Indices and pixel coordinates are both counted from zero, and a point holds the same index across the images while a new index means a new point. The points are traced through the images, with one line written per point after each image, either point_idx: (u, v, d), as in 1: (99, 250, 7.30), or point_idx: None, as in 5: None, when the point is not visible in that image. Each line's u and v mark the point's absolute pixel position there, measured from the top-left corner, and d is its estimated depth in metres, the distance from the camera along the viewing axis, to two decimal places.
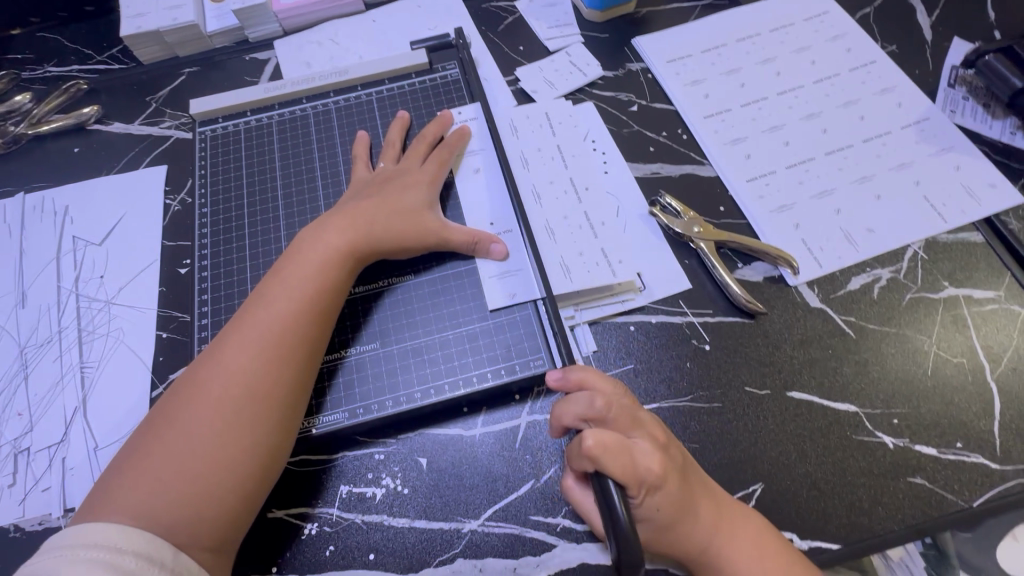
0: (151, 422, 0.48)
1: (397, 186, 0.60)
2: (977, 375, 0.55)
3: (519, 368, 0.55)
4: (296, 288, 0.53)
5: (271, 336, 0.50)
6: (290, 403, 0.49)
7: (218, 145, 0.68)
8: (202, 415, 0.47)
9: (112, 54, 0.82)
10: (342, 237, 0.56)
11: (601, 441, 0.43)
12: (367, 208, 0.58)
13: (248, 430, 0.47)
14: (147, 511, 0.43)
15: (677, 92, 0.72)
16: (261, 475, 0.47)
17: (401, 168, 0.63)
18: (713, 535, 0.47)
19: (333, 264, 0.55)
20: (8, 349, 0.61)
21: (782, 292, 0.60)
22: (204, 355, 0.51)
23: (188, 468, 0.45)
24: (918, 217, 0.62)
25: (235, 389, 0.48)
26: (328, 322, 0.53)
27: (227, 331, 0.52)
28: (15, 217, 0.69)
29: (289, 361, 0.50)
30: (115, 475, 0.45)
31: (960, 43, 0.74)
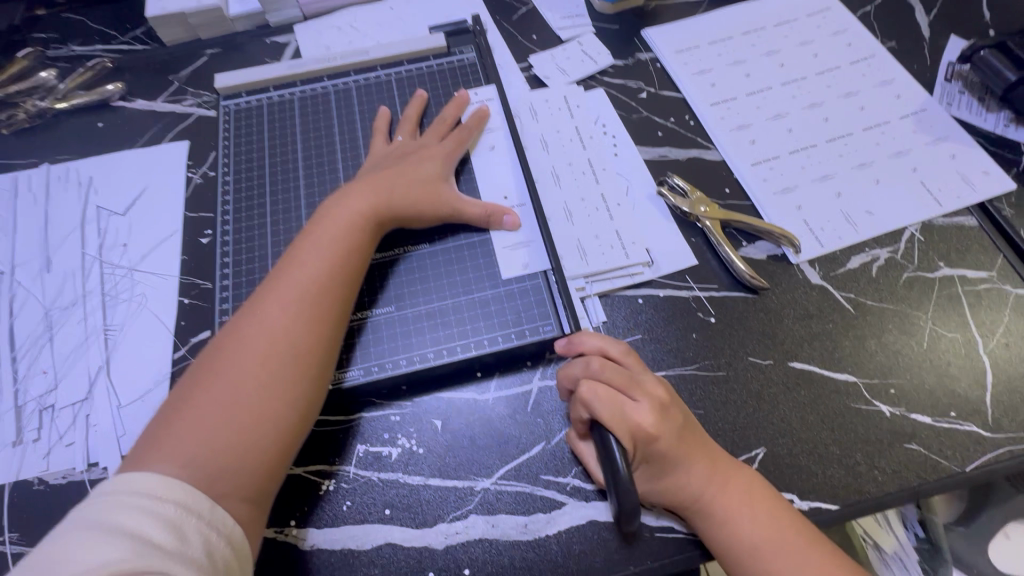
0: (190, 380, 0.49)
1: (417, 158, 0.63)
2: (970, 349, 0.58)
3: (530, 334, 0.57)
4: (327, 252, 0.55)
5: (306, 300, 0.52)
6: (324, 362, 0.51)
7: (241, 120, 0.70)
8: (242, 372, 0.48)
9: (135, 35, 0.84)
10: (368, 208, 0.58)
11: (594, 391, 0.49)
12: (391, 177, 0.61)
13: (285, 387, 0.49)
14: (189, 463, 0.44)
15: (684, 81, 0.75)
16: (297, 431, 0.49)
17: (421, 142, 0.65)
18: (707, 487, 0.49)
19: (361, 231, 0.57)
20: (34, 312, 0.62)
21: (784, 270, 0.62)
22: (239, 316, 0.52)
23: (229, 423, 0.46)
24: (915, 201, 0.65)
25: (273, 347, 0.49)
26: (356, 286, 0.55)
27: (260, 293, 0.53)
28: (40, 187, 0.71)
29: (323, 321, 0.52)
30: (157, 430, 0.46)
31: (956, 40, 0.77)
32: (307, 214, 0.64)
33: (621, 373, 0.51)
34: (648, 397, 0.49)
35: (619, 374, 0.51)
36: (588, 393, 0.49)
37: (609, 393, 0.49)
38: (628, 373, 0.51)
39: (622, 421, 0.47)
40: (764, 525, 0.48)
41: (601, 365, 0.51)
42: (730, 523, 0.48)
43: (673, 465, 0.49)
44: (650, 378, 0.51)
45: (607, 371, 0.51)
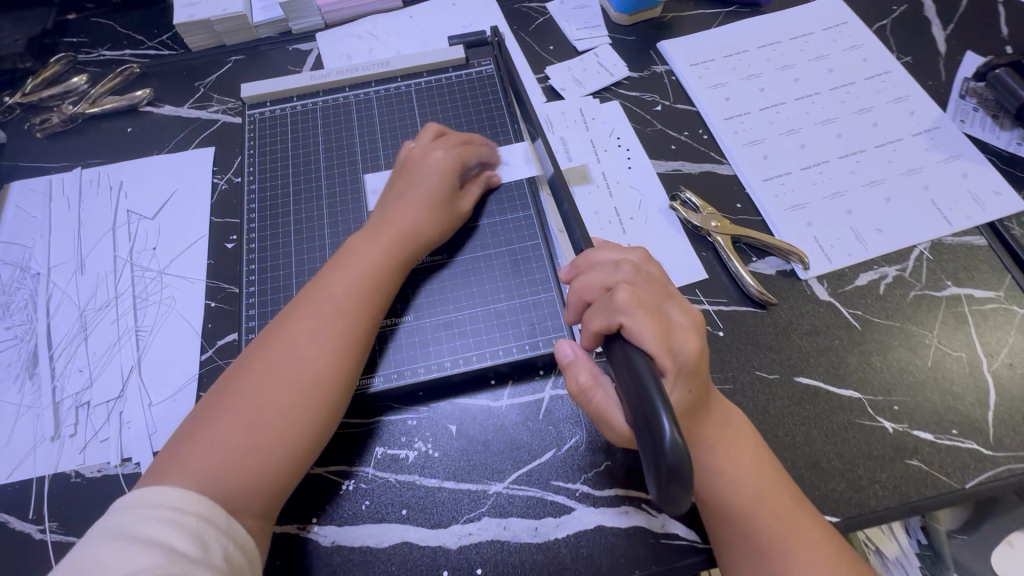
0: (212, 398, 0.51)
1: (433, 187, 0.61)
2: (974, 367, 0.59)
3: (542, 345, 0.59)
4: (352, 283, 0.55)
5: (327, 325, 0.53)
6: (346, 387, 0.53)
7: (265, 128, 0.72)
8: (263, 399, 0.50)
9: (162, 41, 0.86)
10: (392, 234, 0.58)
11: (636, 296, 0.43)
12: (405, 216, 0.59)
13: (305, 417, 0.51)
14: (209, 483, 0.46)
15: (699, 94, 0.76)
16: (311, 457, 0.51)
17: (427, 165, 0.62)
18: (721, 439, 0.49)
19: (387, 264, 0.57)
20: (69, 312, 0.65)
21: (793, 286, 0.63)
22: (264, 338, 0.54)
23: (247, 447, 0.48)
24: (925, 219, 0.66)
25: (295, 372, 0.51)
26: (379, 310, 0.56)
27: (284, 315, 0.55)
28: (73, 190, 0.74)
29: (346, 354, 0.53)
30: (178, 444, 0.49)
31: (972, 57, 0.77)
32: (328, 223, 0.66)
33: (654, 284, 0.47)
34: (693, 324, 0.45)
35: (656, 290, 0.47)
36: (628, 297, 0.43)
37: (649, 302, 0.44)
38: (662, 283, 0.48)
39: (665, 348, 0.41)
40: (767, 483, 0.49)
41: (632, 274, 0.47)
42: (739, 476, 0.48)
43: (698, 415, 0.47)
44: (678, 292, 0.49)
45: (639, 282, 0.46)
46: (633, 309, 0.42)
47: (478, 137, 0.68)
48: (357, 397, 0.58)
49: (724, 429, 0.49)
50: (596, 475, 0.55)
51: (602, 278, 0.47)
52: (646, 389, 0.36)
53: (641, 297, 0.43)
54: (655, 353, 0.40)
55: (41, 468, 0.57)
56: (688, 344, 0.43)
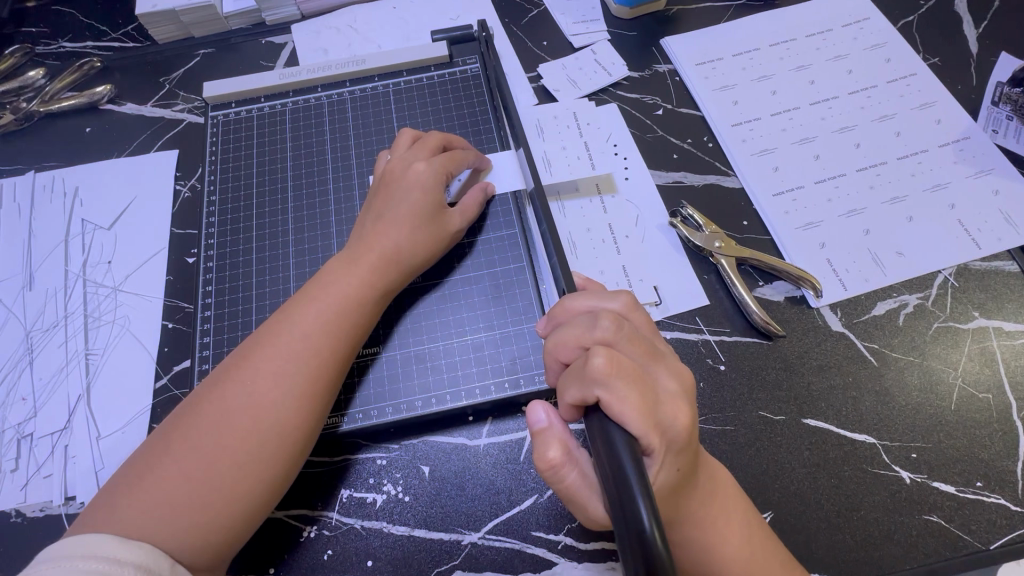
0: (164, 435, 0.47)
1: (417, 203, 0.55)
2: (1002, 411, 0.53)
3: (524, 381, 0.53)
4: (325, 313, 0.51)
5: (295, 359, 0.49)
6: (313, 427, 0.49)
7: (230, 131, 0.67)
8: (219, 441, 0.46)
9: (126, 32, 0.80)
10: (372, 258, 0.53)
11: (616, 362, 0.39)
12: (386, 236, 0.54)
13: (263, 464, 0.46)
14: (152, 531, 0.42)
15: (704, 97, 0.70)
16: (269, 504, 0.47)
17: (411, 178, 0.56)
18: (710, 512, 0.44)
19: (366, 293, 0.52)
20: (15, 333, 0.60)
21: (803, 314, 0.58)
22: (226, 370, 0.49)
23: (197, 492, 0.44)
24: (950, 242, 0.60)
25: (257, 411, 0.47)
26: (355, 342, 0.52)
27: (250, 346, 0.50)
28: (24, 196, 0.68)
29: (315, 394, 0.49)
30: (123, 485, 0.44)
31: (1007, 58, 0.70)
32: (294, 239, 0.61)
33: (638, 342, 0.42)
34: (674, 391, 0.41)
35: (643, 351, 0.42)
36: (605, 364, 0.38)
37: (631, 367, 0.39)
38: (645, 341, 0.43)
39: (650, 422, 0.37)
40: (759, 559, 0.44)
41: (616, 333, 0.41)
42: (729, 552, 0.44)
43: (683, 489, 0.41)
44: (665, 352, 0.44)
45: (621, 341, 0.41)
46: (611, 378, 0.38)
47: (464, 143, 0.61)
48: (327, 437, 0.53)
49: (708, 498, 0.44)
50: (581, 526, 0.50)
51: (580, 336, 0.42)
52: (621, 474, 0.33)
53: (622, 366, 0.39)
54: (638, 430, 0.36)
55: None
56: (675, 413, 0.39)
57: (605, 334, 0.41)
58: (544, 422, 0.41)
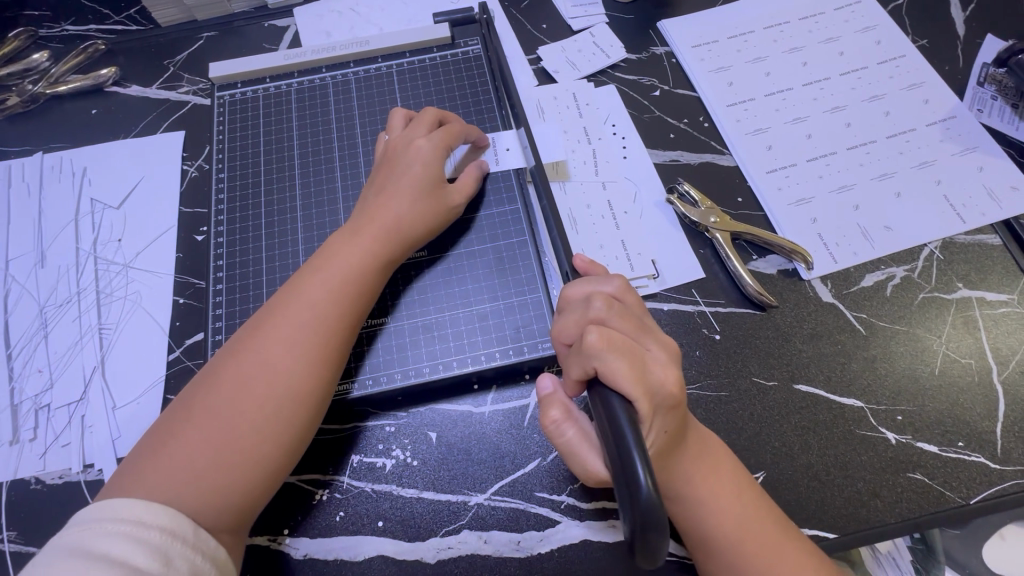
0: (183, 405, 0.48)
1: (418, 175, 0.57)
2: (983, 376, 0.56)
3: (528, 350, 0.55)
4: (333, 285, 0.52)
5: (306, 329, 0.50)
6: (325, 396, 0.51)
7: (237, 112, 0.68)
8: (235, 409, 0.47)
9: (129, 15, 0.81)
10: (376, 232, 0.55)
11: (608, 338, 0.42)
12: (389, 209, 0.56)
13: (279, 428, 0.48)
14: (176, 496, 0.44)
15: (700, 78, 0.71)
16: (285, 468, 0.49)
17: (412, 152, 0.57)
18: (694, 469, 0.46)
19: (372, 263, 0.54)
20: (28, 308, 0.62)
21: (795, 286, 0.60)
22: (241, 340, 0.51)
23: (218, 458, 0.46)
24: (936, 217, 0.62)
25: (272, 379, 0.49)
26: (362, 312, 0.54)
27: (262, 317, 0.52)
28: (33, 176, 0.69)
29: (325, 360, 0.50)
30: (146, 454, 0.46)
31: (992, 40, 0.72)
32: (302, 216, 0.62)
33: (629, 318, 0.45)
34: (664, 362, 0.44)
35: (637, 332, 0.45)
36: (598, 339, 0.41)
37: (622, 341, 0.42)
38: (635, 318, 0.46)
39: (642, 382, 0.40)
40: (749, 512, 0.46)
41: (611, 312, 0.44)
42: (718, 507, 0.46)
43: (670, 448, 0.44)
44: (655, 327, 0.47)
45: (613, 318, 0.44)
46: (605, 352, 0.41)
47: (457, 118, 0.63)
48: (337, 403, 0.55)
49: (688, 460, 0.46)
50: (583, 486, 0.52)
51: (582, 317, 0.45)
52: (621, 437, 0.35)
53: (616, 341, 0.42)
54: (634, 395, 0.39)
55: None
56: (666, 378, 0.42)
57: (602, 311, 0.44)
58: (550, 389, 0.47)
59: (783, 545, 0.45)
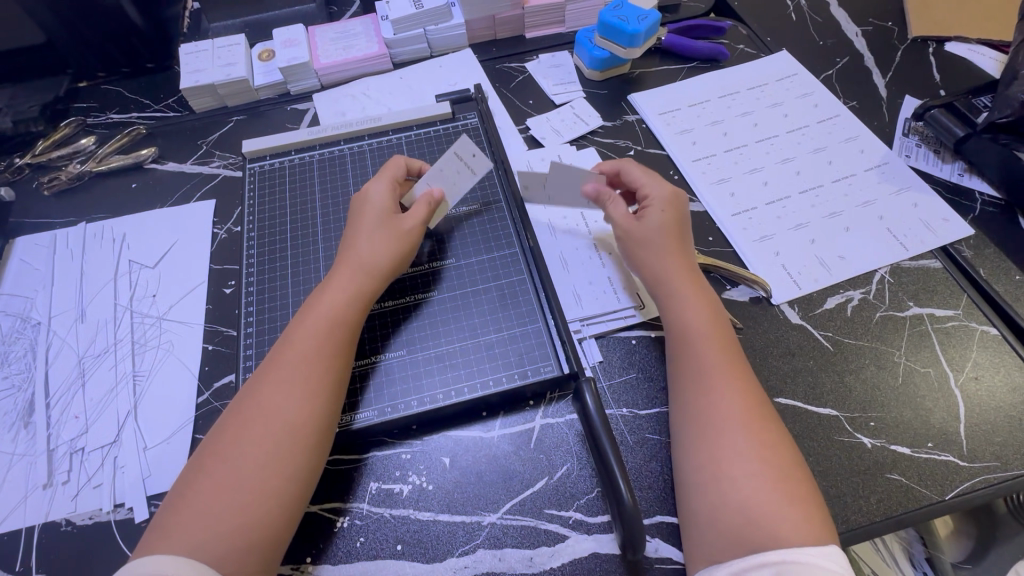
0: (199, 460, 0.51)
1: (382, 215, 0.65)
2: (942, 383, 0.62)
3: (531, 373, 0.61)
4: (321, 329, 0.57)
5: (302, 370, 0.54)
6: (324, 430, 0.53)
7: (265, 180, 0.77)
8: (241, 456, 0.50)
9: (168, 104, 0.92)
10: (348, 276, 0.61)
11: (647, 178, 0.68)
12: (359, 250, 0.62)
13: (285, 462, 0.51)
14: (198, 548, 0.46)
15: (667, 139, 0.83)
16: (300, 498, 0.51)
17: (376, 202, 0.66)
18: (723, 389, 0.54)
19: (353, 306, 0.59)
20: (68, 360, 0.67)
21: (765, 310, 0.67)
22: (245, 393, 0.55)
23: (236, 503, 0.48)
24: (883, 246, 0.71)
25: (274, 421, 0.52)
26: (350, 349, 0.58)
27: (262, 369, 0.56)
28: (77, 243, 0.77)
29: (320, 394, 0.54)
30: (169, 512, 0.49)
31: (910, 100, 0.85)
32: (324, 266, 0.69)
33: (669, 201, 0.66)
34: (696, 305, 0.59)
35: (682, 277, 0.61)
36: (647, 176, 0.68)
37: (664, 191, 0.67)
38: (688, 263, 0.63)
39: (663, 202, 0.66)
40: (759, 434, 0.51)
41: (661, 206, 0.65)
42: (734, 427, 0.52)
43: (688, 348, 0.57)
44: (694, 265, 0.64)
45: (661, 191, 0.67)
46: (647, 222, 0.64)
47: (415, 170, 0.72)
48: (341, 434, 0.58)
49: (719, 365, 0.55)
50: (589, 502, 0.56)
51: (623, 210, 0.66)
52: (603, 451, 0.53)
53: (639, 239, 0.64)
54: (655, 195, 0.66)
55: (30, 518, 0.57)
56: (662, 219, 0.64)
57: (644, 218, 0.65)
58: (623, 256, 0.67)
59: (782, 477, 0.49)
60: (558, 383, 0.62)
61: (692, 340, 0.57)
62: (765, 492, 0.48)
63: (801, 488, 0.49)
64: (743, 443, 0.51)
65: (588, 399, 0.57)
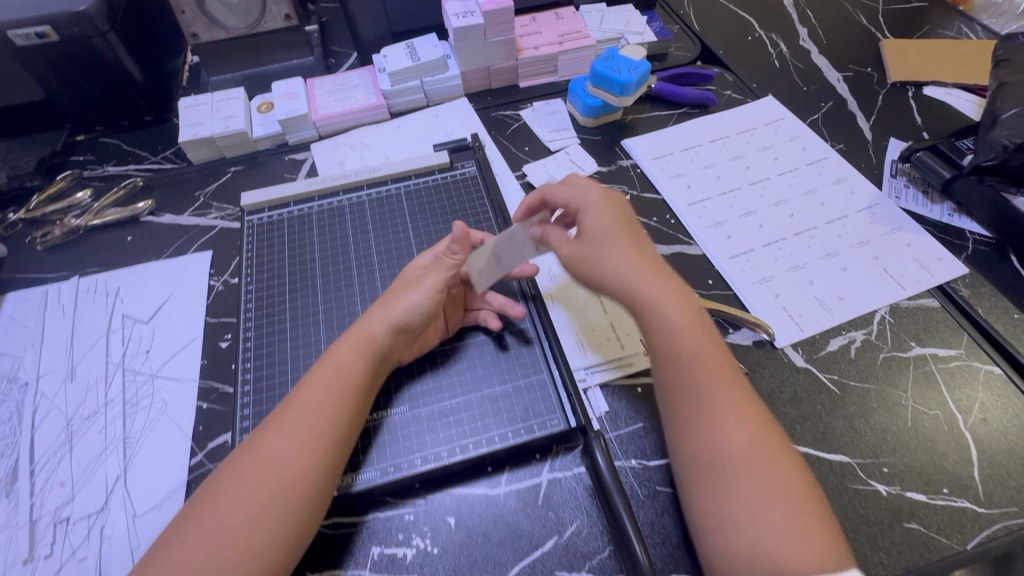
0: (194, 503, 0.50)
1: (408, 278, 0.64)
2: (952, 426, 0.61)
3: (537, 429, 0.60)
4: (332, 384, 0.55)
5: (305, 422, 0.53)
6: (320, 487, 0.51)
7: (264, 232, 0.77)
8: (231, 504, 0.49)
9: (165, 156, 0.93)
10: (362, 333, 0.59)
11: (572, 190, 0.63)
12: (366, 323, 0.60)
13: (273, 517, 0.48)
14: None
15: (662, 184, 0.84)
16: (285, 557, 0.48)
17: (417, 266, 0.66)
18: (731, 418, 0.51)
19: (364, 362, 0.57)
20: (55, 422, 0.64)
21: (770, 355, 0.67)
22: (252, 438, 0.54)
23: (217, 555, 0.46)
24: (881, 287, 0.71)
25: (269, 472, 0.50)
26: (361, 406, 0.56)
27: (271, 417, 0.55)
28: (69, 299, 0.76)
29: (320, 449, 0.52)
30: (155, 554, 0.47)
31: (895, 142, 0.87)
32: (324, 319, 0.69)
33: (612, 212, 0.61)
34: (692, 329, 0.55)
35: (682, 302, 0.56)
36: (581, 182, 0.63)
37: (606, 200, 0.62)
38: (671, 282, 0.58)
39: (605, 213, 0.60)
40: (772, 467, 0.49)
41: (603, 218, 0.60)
42: (747, 459, 0.49)
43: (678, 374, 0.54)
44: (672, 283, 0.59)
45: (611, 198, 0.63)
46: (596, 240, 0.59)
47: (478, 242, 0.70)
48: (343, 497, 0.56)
49: (722, 389, 0.53)
50: (601, 562, 0.54)
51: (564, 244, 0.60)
52: (615, 508, 0.53)
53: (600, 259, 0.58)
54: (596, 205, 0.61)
55: None
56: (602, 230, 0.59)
57: (588, 245, 0.59)
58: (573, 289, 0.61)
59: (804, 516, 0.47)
60: (564, 436, 0.60)
61: (693, 365, 0.54)
62: (785, 525, 0.46)
63: (827, 536, 0.46)
64: (756, 474, 0.48)
65: (598, 457, 0.56)
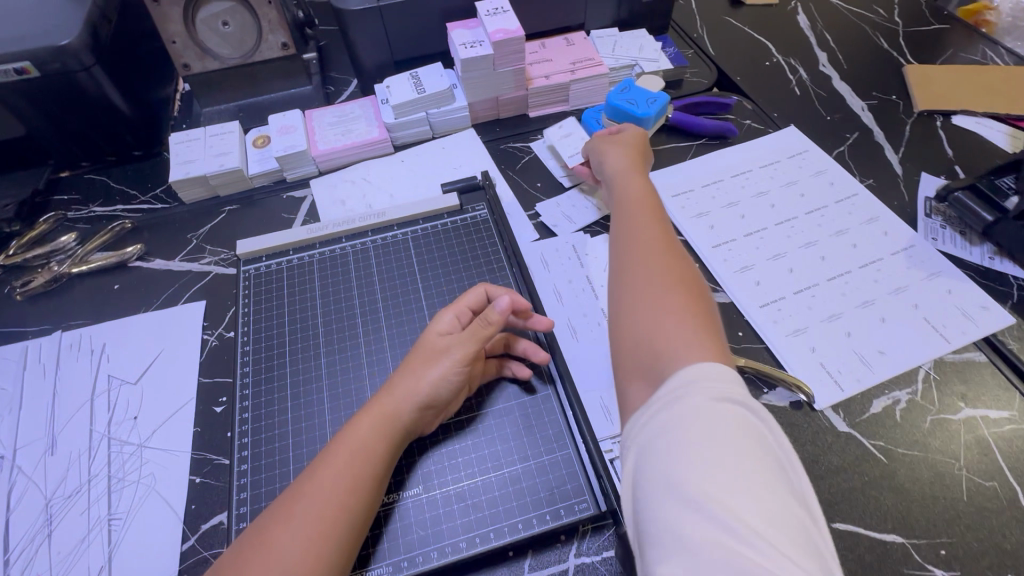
0: None
1: (431, 345, 0.58)
2: (1012, 500, 0.56)
3: (564, 513, 0.55)
4: (349, 464, 0.49)
5: (315, 508, 0.46)
6: None
7: (261, 284, 0.72)
8: None
9: (155, 195, 0.88)
10: (384, 407, 0.54)
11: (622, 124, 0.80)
12: (398, 392, 0.55)
13: None
14: None
15: (684, 224, 0.80)
16: None
17: (436, 327, 0.60)
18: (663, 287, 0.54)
19: (383, 442, 0.52)
20: (33, 503, 0.59)
21: (810, 419, 0.62)
22: (255, 526, 0.47)
23: None
24: (924, 339, 0.67)
25: (271, 567, 0.43)
26: (377, 493, 0.50)
27: (278, 501, 0.48)
28: (51, 357, 0.70)
29: (329, 542, 0.45)
30: None
31: (927, 178, 0.83)
32: (328, 382, 0.63)
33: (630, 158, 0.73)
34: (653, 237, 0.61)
35: (650, 241, 0.60)
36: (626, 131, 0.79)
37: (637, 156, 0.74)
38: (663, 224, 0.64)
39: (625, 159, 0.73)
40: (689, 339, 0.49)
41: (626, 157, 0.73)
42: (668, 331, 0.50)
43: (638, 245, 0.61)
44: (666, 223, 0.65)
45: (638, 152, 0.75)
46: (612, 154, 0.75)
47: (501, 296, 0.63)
48: None
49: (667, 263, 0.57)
50: None
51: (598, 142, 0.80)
52: None
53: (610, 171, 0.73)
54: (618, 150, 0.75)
55: None
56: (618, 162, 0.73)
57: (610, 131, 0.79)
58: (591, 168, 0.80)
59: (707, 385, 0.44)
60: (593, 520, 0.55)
61: (644, 233, 0.62)
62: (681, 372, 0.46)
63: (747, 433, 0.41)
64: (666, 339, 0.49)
65: None
